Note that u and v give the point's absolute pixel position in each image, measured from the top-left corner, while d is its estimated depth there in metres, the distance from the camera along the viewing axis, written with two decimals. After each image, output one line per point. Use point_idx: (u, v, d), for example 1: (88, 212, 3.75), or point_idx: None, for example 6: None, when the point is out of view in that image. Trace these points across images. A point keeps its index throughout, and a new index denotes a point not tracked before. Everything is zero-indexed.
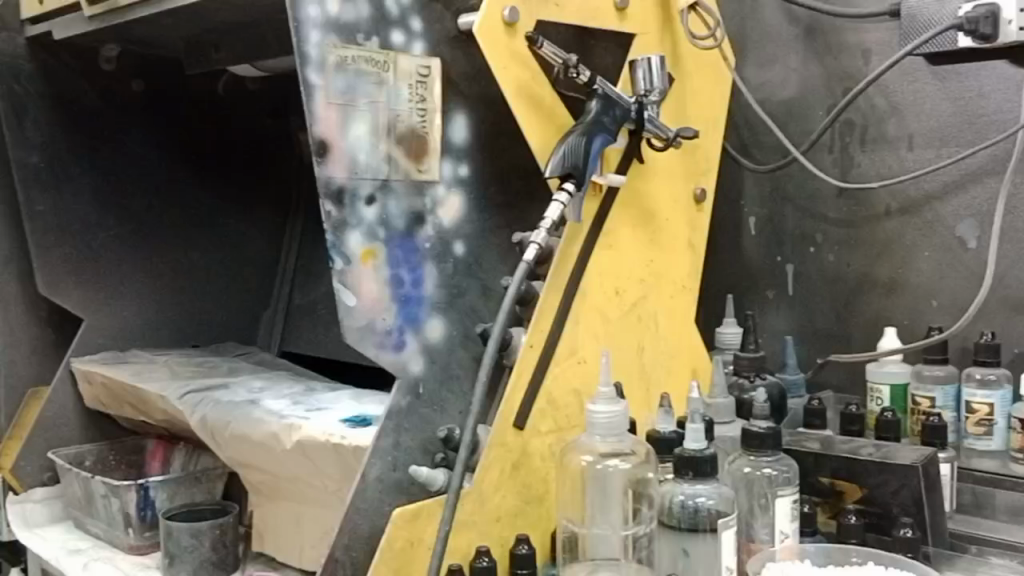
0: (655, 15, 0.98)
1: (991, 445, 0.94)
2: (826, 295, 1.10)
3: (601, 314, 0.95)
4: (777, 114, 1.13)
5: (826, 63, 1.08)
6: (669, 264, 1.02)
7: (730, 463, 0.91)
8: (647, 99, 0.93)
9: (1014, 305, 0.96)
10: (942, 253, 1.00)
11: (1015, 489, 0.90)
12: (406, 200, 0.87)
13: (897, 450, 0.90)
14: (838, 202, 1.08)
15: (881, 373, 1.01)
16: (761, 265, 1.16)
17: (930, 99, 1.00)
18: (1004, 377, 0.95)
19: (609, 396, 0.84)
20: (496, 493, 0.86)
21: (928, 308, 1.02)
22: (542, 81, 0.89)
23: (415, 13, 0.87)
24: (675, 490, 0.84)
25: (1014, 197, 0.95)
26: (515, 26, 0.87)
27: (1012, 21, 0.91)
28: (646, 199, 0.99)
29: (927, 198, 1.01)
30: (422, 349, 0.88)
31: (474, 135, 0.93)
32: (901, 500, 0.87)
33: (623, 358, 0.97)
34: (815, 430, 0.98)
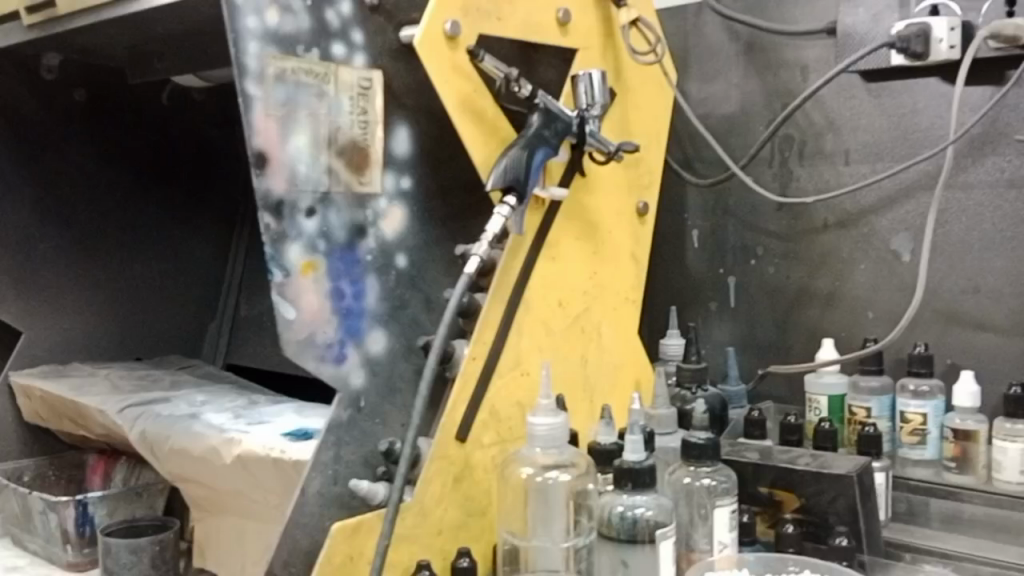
0: (597, 30, 0.99)
1: (925, 455, 0.96)
2: (768, 307, 1.11)
3: (544, 326, 0.95)
4: (718, 129, 1.15)
5: (765, 79, 1.10)
6: (613, 276, 1.03)
7: (670, 473, 0.93)
8: (589, 113, 0.93)
9: (946, 316, 0.99)
10: (879, 266, 1.03)
11: (948, 497, 0.92)
12: (347, 212, 0.86)
13: (833, 460, 0.92)
14: (778, 216, 1.10)
15: (820, 384, 1.02)
16: (704, 277, 1.17)
17: (865, 115, 1.02)
18: (937, 388, 0.97)
19: (548, 409, 0.84)
20: (438, 505, 0.86)
21: (864, 320, 1.04)
22: (485, 95, 0.90)
23: (356, 25, 0.87)
24: (613, 502, 0.85)
25: (946, 211, 0.98)
26: (457, 40, 0.87)
27: (943, 39, 0.93)
28: (590, 213, 1.00)
29: (863, 212, 1.03)
30: (363, 362, 0.87)
31: (417, 147, 0.93)
32: (836, 509, 0.88)
33: (566, 369, 0.98)
34: (755, 440, 0.99)
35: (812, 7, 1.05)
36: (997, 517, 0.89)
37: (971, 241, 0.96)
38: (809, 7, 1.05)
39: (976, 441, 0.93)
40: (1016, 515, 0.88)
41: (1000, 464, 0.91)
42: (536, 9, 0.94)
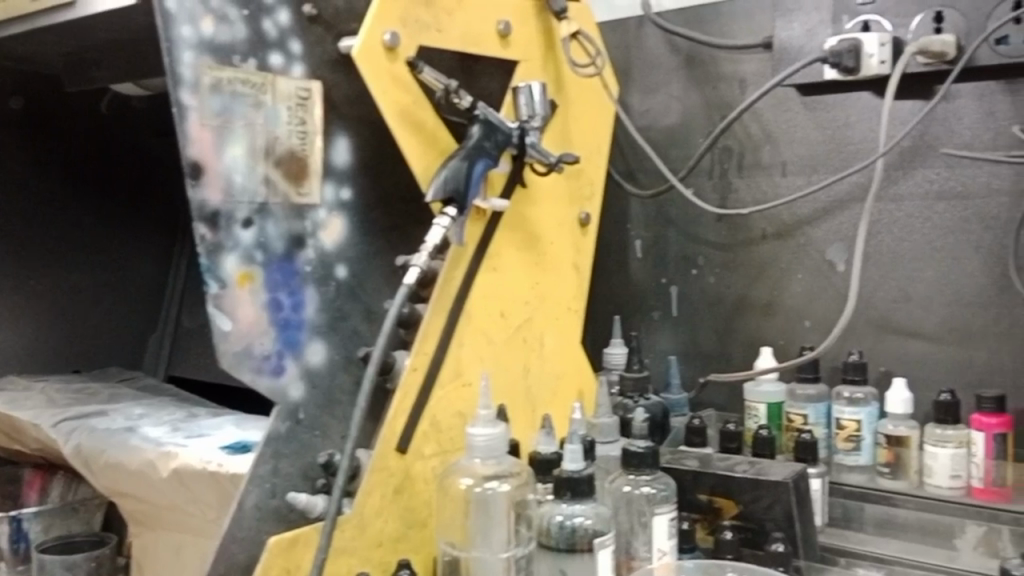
0: (538, 43, 1.00)
1: (859, 460, 0.98)
2: (708, 316, 1.13)
3: (486, 336, 0.95)
4: (659, 141, 1.16)
5: (705, 91, 1.11)
6: (554, 285, 1.03)
7: (610, 482, 0.93)
8: (530, 124, 0.94)
9: (880, 325, 1.01)
10: (815, 275, 1.05)
11: (882, 502, 0.94)
12: (285, 223, 0.86)
13: (770, 467, 0.93)
14: (718, 226, 1.11)
15: (758, 392, 1.04)
16: (646, 287, 1.18)
17: (800, 127, 1.04)
18: (871, 396, 0.99)
19: (487, 419, 0.84)
20: (378, 517, 0.85)
21: (801, 329, 1.06)
22: (425, 106, 0.90)
23: (294, 35, 0.86)
24: (553, 511, 0.86)
25: (878, 222, 1.00)
26: (396, 51, 0.87)
27: (874, 55, 0.95)
28: (531, 223, 1.00)
29: (799, 222, 1.05)
30: (302, 374, 0.87)
31: (357, 158, 0.92)
32: (774, 515, 0.90)
33: (508, 379, 0.98)
34: (695, 448, 1.00)
35: (748, 22, 1.07)
36: (929, 522, 0.90)
37: (903, 251, 0.98)
38: (747, 22, 1.07)
39: (908, 447, 0.95)
40: (947, 520, 0.90)
41: (931, 469, 0.93)
42: (476, 21, 0.94)
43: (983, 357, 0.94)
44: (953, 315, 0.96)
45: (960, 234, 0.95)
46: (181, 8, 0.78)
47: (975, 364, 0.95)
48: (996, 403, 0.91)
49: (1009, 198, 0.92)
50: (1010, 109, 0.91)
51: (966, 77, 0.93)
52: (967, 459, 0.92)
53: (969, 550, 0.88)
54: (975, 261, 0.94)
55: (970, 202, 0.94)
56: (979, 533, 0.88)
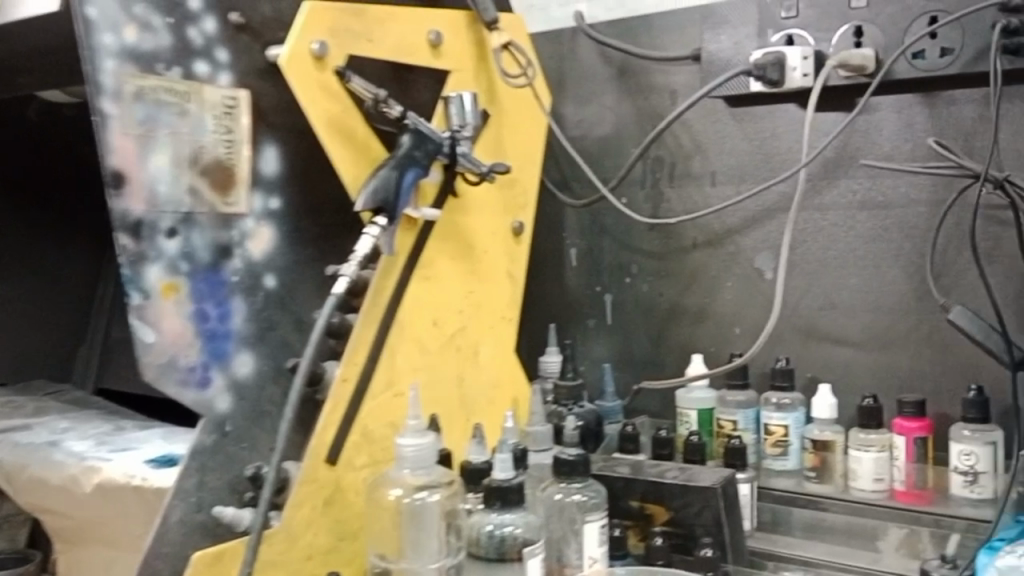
0: (470, 52, 1.01)
1: (787, 465, 1.00)
2: (642, 323, 1.14)
3: (418, 346, 0.95)
4: (593, 151, 1.17)
5: (637, 102, 1.12)
6: (488, 294, 1.04)
7: (542, 490, 0.94)
8: (461, 134, 0.94)
9: (807, 332, 1.03)
10: (744, 283, 1.06)
11: (808, 506, 0.95)
12: (211, 233, 0.85)
13: (700, 472, 0.94)
14: (650, 235, 1.13)
15: (690, 399, 1.05)
16: (582, 295, 1.19)
17: (729, 138, 1.06)
18: (798, 401, 1.01)
19: (417, 429, 0.84)
20: (308, 530, 0.85)
21: (732, 335, 1.08)
22: (354, 115, 0.89)
23: (221, 43, 0.86)
24: (482, 521, 0.86)
25: (804, 231, 1.02)
26: (324, 60, 0.86)
27: (797, 68, 0.97)
28: (464, 232, 1.00)
29: (728, 232, 1.07)
30: (229, 386, 0.86)
31: (286, 167, 0.91)
32: (703, 521, 0.91)
33: (441, 389, 0.98)
34: (628, 455, 1.01)
35: (678, 35, 1.09)
36: (855, 524, 0.92)
37: (828, 259, 1.00)
38: (676, 35, 1.09)
39: (833, 451, 0.97)
40: (870, 522, 0.91)
41: (856, 473, 0.94)
42: (406, 32, 0.94)
43: (904, 362, 0.97)
44: (875, 321, 0.98)
45: (882, 243, 0.97)
46: (102, 15, 0.77)
47: (897, 369, 0.97)
48: (917, 408, 0.94)
49: (927, 207, 0.94)
50: (928, 122, 0.94)
51: (886, 90, 0.96)
52: (889, 463, 0.94)
53: (890, 552, 0.89)
54: (896, 270, 0.96)
55: (891, 212, 0.96)
56: (900, 535, 0.90)
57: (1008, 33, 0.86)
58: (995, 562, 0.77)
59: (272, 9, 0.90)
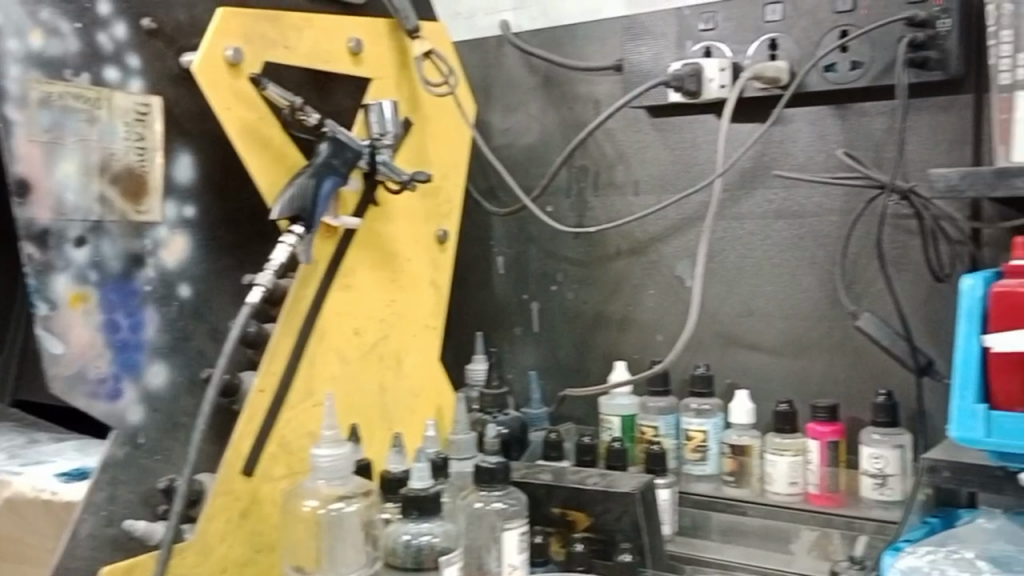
0: (391, 60, 1.01)
1: (706, 470, 1.01)
2: (567, 330, 1.15)
3: (339, 355, 0.95)
4: (519, 159, 1.18)
5: (562, 111, 1.13)
6: (411, 303, 1.03)
7: (462, 498, 0.94)
8: (381, 142, 0.94)
9: (725, 339, 1.05)
10: (665, 290, 1.08)
11: (727, 510, 0.97)
12: (122, 242, 0.83)
13: (620, 478, 0.95)
14: (575, 243, 1.14)
15: (613, 406, 1.06)
16: (509, 303, 1.20)
17: (651, 148, 1.07)
18: (717, 407, 1.04)
19: (332, 439, 0.84)
20: (222, 542, 0.84)
21: (654, 342, 1.09)
22: (271, 122, 0.88)
23: (132, 49, 0.84)
24: (399, 530, 0.85)
25: (722, 240, 1.04)
26: (239, 67, 0.86)
27: (714, 79, 0.99)
28: (386, 241, 1.00)
29: (650, 240, 1.08)
30: (142, 398, 0.84)
31: (201, 175, 0.90)
32: (621, 526, 0.91)
33: (362, 398, 0.97)
34: (551, 461, 1.02)
35: (601, 45, 1.10)
36: (770, 527, 0.94)
37: (745, 267, 1.03)
38: (599, 46, 1.10)
39: (750, 456, 0.99)
40: (784, 524, 0.93)
41: (771, 476, 0.96)
42: (325, 39, 0.94)
43: (818, 368, 0.99)
44: (790, 328, 1.00)
45: (796, 251, 0.99)
46: (6, 20, 0.75)
47: (811, 375, 1.00)
48: (829, 413, 0.96)
49: (839, 217, 0.96)
50: (839, 133, 0.96)
51: (800, 102, 0.98)
52: (804, 467, 0.96)
53: (803, 553, 0.91)
54: (810, 277, 0.99)
55: (804, 221, 0.98)
56: (812, 537, 0.91)
57: (913, 48, 0.89)
58: (897, 563, 0.75)
59: (186, 14, 0.88)
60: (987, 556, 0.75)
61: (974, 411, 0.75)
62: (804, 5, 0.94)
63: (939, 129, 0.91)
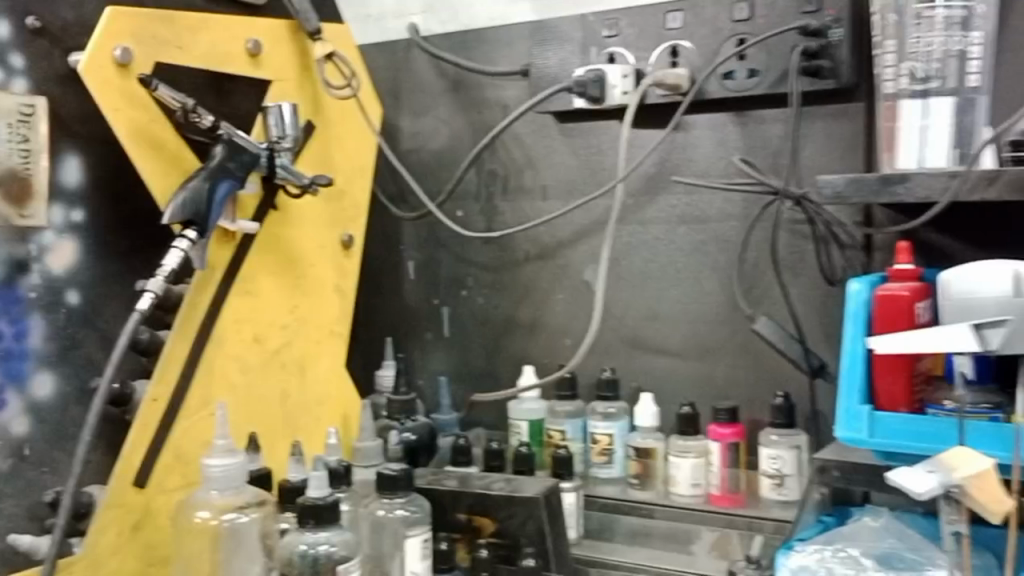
0: (292, 63, 0.99)
1: (612, 473, 1.02)
2: (478, 335, 1.15)
3: (238, 362, 0.93)
4: (429, 163, 1.17)
5: (471, 116, 1.13)
6: (315, 309, 1.02)
7: (365, 506, 0.92)
8: (280, 146, 0.92)
9: (631, 342, 1.06)
10: (573, 295, 1.08)
11: (633, 513, 0.97)
12: (5, 247, 0.80)
13: (525, 483, 0.95)
14: (485, 248, 1.14)
15: (521, 410, 1.07)
16: (420, 308, 1.19)
17: (558, 153, 1.08)
18: (622, 410, 1.04)
19: (224, 448, 0.83)
20: (114, 556, 0.81)
21: (562, 346, 1.10)
22: (163, 124, 0.86)
23: (16, 48, 0.81)
24: (297, 540, 0.83)
25: (628, 245, 1.05)
26: (129, 67, 0.83)
27: (617, 86, 0.99)
28: (288, 245, 0.98)
29: (559, 245, 1.09)
30: (27, 409, 0.81)
31: (89, 177, 0.87)
32: (526, 531, 0.91)
33: (263, 406, 0.95)
34: (459, 467, 1.01)
35: (509, 50, 1.10)
36: (675, 529, 0.95)
37: (650, 271, 1.04)
38: (507, 51, 1.10)
39: (654, 458, 0.99)
40: (686, 526, 0.94)
41: (675, 478, 0.97)
42: (222, 40, 0.92)
43: (719, 370, 1.01)
44: (693, 332, 1.02)
45: (698, 256, 1.01)
46: None
47: (713, 378, 1.01)
48: (730, 415, 0.97)
49: (739, 222, 0.98)
50: (738, 139, 0.98)
51: (700, 109, 0.99)
52: (705, 468, 0.97)
53: (703, 553, 0.92)
54: (712, 281, 1.00)
55: (706, 226, 1.00)
56: (713, 538, 0.93)
57: (807, 56, 0.90)
58: (789, 563, 0.76)
59: (75, 13, 0.85)
60: (872, 554, 0.76)
61: (858, 412, 0.76)
62: (703, 13, 0.96)
63: (833, 137, 0.93)
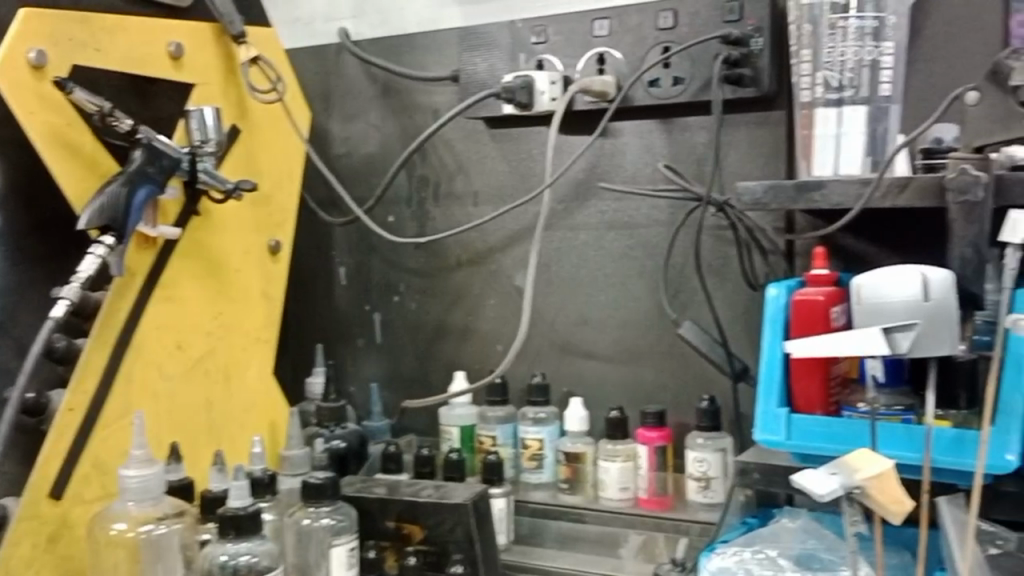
0: (216, 67, 0.98)
1: (542, 478, 1.02)
2: (410, 341, 1.15)
3: (159, 369, 0.91)
4: (359, 169, 1.16)
5: (401, 121, 1.13)
6: (241, 315, 1.00)
7: (290, 516, 0.91)
8: (202, 150, 0.90)
9: (562, 347, 1.06)
10: (504, 301, 1.09)
11: (564, 518, 0.97)
12: None
13: (454, 489, 0.93)
14: (417, 254, 1.13)
15: (452, 416, 1.06)
16: (351, 314, 1.18)
17: (489, 158, 1.08)
18: (553, 415, 1.04)
19: (142, 458, 0.81)
20: (28, 570, 0.79)
21: (494, 352, 1.10)
22: (81, 128, 0.84)
23: None
24: (217, 551, 0.81)
25: (558, 250, 1.05)
26: (43, 70, 0.81)
27: (545, 92, 1.00)
28: (212, 251, 0.97)
29: (490, 250, 1.09)
30: None
31: (3, 182, 0.86)
32: (455, 537, 0.90)
33: (185, 415, 0.93)
34: (388, 475, 1.00)
35: (440, 56, 1.10)
36: (603, 533, 0.95)
37: (581, 276, 1.04)
38: (437, 56, 1.10)
39: (584, 463, 1.00)
40: (614, 529, 0.95)
41: (604, 483, 0.97)
42: (141, 42, 0.90)
43: (648, 375, 1.02)
44: (622, 336, 1.03)
45: (627, 262, 1.02)
46: None
47: (642, 382, 1.02)
48: (657, 418, 0.98)
49: (665, 228, 0.99)
50: (664, 146, 0.99)
51: (626, 116, 1.00)
52: (633, 472, 0.97)
53: (630, 557, 0.93)
54: (640, 286, 1.01)
55: (634, 233, 1.01)
56: (639, 541, 0.93)
57: (729, 65, 0.92)
58: (709, 565, 0.77)
59: None
60: (790, 554, 0.78)
61: (777, 414, 0.78)
62: (629, 21, 0.97)
63: (755, 143, 0.95)
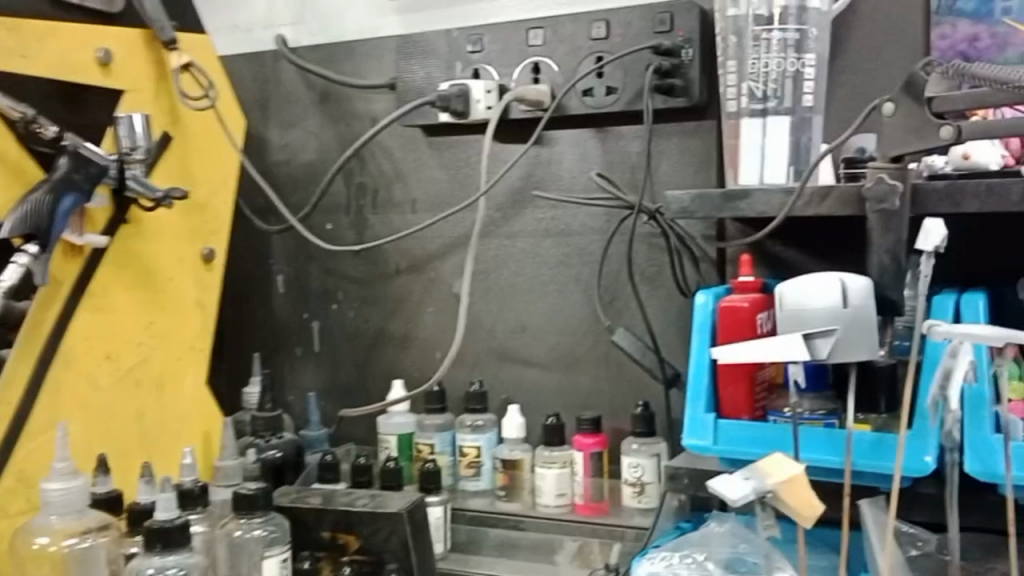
0: (147, 74, 0.97)
1: (479, 485, 1.02)
2: (348, 350, 1.14)
3: (88, 380, 0.89)
4: (297, 176, 1.16)
5: (339, 128, 1.13)
6: (174, 325, 0.99)
7: (222, 527, 0.90)
8: (131, 158, 0.90)
9: (500, 354, 1.07)
10: (443, 308, 1.09)
11: (500, 525, 0.97)
12: None
13: (390, 498, 0.93)
14: (356, 262, 1.13)
15: (390, 425, 1.06)
16: (290, 322, 1.17)
17: (427, 166, 1.08)
18: (491, 422, 1.04)
19: (66, 471, 0.80)
20: None
21: (433, 359, 1.10)
22: (3, 135, 0.82)
23: None
24: (143, 565, 0.79)
25: (496, 257, 1.06)
26: None
27: (480, 100, 1.00)
28: (144, 260, 0.96)
29: (429, 258, 1.09)
30: None
31: None
32: (390, 546, 0.89)
33: (115, 426, 0.92)
34: (326, 484, 0.99)
35: (377, 64, 1.10)
36: (540, 539, 0.95)
37: (518, 283, 1.05)
38: (375, 63, 1.10)
39: (521, 470, 1.00)
40: (549, 536, 0.95)
41: (540, 489, 0.98)
42: (70, 47, 0.89)
43: (585, 381, 1.03)
44: (560, 343, 1.03)
45: (563, 269, 1.02)
46: None
47: (579, 388, 1.03)
48: (593, 424, 0.98)
49: (600, 236, 1.00)
50: (599, 155, 1.00)
51: (562, 125, 1.01)
52: (570, 478, 0.98)
53: (565, 563, 0.92)
54: (576, 294, 1.02)
55: (570, 240, 1.02)
56: (575, 546, 0.94)
57: (660, 75, 0.94)
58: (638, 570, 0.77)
59: None
60: (718, 558, 0.79)
61: (705, 420, 0.79)
62: (563, 31, 0.98)
63: (687, 152, 0.96)
